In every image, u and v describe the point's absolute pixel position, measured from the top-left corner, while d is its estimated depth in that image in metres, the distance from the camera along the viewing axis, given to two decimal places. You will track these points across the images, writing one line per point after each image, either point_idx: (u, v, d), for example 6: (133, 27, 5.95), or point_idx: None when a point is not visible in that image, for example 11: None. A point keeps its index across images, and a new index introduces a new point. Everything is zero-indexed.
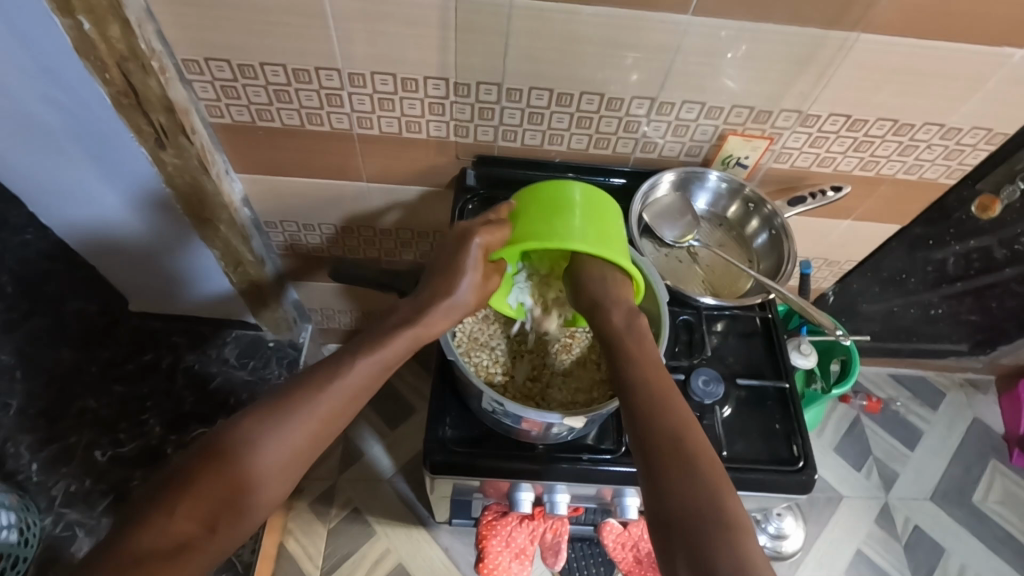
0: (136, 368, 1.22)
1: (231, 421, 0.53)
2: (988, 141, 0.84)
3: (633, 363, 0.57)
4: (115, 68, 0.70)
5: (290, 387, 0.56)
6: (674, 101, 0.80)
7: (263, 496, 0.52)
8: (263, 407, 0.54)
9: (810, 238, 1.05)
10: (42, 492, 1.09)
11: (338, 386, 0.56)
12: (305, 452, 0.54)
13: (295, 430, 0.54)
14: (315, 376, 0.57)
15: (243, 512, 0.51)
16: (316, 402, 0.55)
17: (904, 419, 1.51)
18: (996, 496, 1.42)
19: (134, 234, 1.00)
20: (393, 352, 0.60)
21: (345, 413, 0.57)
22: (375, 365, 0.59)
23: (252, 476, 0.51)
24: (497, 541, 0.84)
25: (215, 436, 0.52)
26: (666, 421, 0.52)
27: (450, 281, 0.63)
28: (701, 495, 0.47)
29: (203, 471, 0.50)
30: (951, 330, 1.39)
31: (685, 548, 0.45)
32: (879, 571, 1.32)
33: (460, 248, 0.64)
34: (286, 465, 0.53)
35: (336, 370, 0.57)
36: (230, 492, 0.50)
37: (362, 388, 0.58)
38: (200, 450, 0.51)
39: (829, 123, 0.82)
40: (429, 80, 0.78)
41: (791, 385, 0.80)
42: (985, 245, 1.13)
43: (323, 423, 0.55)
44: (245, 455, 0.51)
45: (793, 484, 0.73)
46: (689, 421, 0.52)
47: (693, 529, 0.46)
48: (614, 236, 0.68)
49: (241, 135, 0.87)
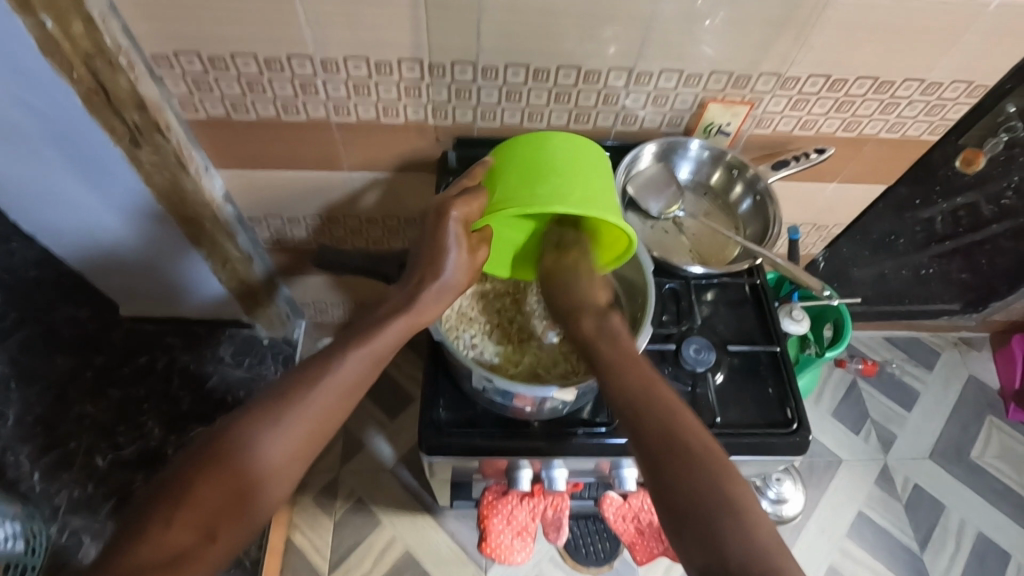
0: (131, 372, 1.21)
1: (222, 428, 0.52)
2: (969, 94, 0.84)
3: (613, 366, 0.59)
4: (83, 67, 0.70)
5: (280, 390, 0.55)
6: (652, 70, 0.79)
7: (260, 500, 0.51)
8: (253, 412, 0.53)
9: (796, 203, 1.05)
10: (45, 500, 1.09)
11: (330, 383, 0.56)
12: (301, 453, 0.54)
13: (289, 432, 0.53)
14: (304, 376, 0.56)
15: (242, 518, 0.50)
16: (307, 403, 0.54)
17: (900, 380, 1.52)
18: (993, 451, 1.44)
19: (116, 237, 0.99)
20: (382, 344, 0.59)
21: (339, 411, 0.56)
22: (363, 359, 0.58)
23: (248, 482, 0.50)
24: (498, 520, 0.86)
25: (205, 442, 0.51)
26: (654, 413, 0.54)
27: (436, 263, 0.63)
28: (703, 480, 0.49)
29: (196, 481, 0.48)
30: (943, 290, 1.40)
31: (698, 539, 0.46)
32: (880, 530, 1.34)
33: (435, 227, 0.63)
34: (281, 468, 0.52)
35: (326, 366, 0.56)
36: (226, 500, 0.49)
37: (352, 385, 0.57)
38: (190, 458, 0.50)
39: (809, 85, 0.82)
40: (403, 61, 0.77)
41: (782, 348, 0.80)
42: (972, 202, 1.13)
43: (317, 423, 0.55)
44: (237, 463, 0.50)
45: (788, 447, 0.74)
46: (680, 412, 0.54)
47: (700, 514, 0.47)
48: (597, 192, 0.66)
49: (217, 129, 0.86)
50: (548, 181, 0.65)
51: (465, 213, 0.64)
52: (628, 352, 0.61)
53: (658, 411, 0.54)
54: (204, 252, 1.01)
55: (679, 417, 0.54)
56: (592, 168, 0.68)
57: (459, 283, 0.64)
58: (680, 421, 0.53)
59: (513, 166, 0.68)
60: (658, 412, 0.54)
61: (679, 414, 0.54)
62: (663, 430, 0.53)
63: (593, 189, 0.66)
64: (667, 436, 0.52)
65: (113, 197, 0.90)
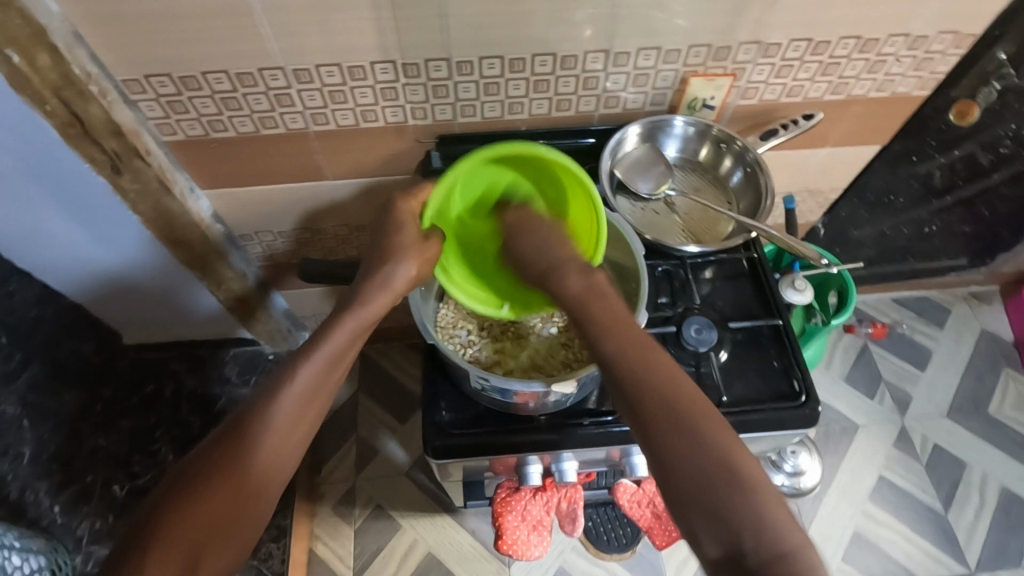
0: (139, 402, 1.22)
1: (187, 460, 0.52)
2: (956, 44, 0.82)
3: (607, 337, 0.56)
4: (53, 100, 0.70)
5: (238, 411, 0.54)
6: (629, 49, 0.77)
7: (242, 523, 0.51)
8: (218, 436, 0.53)
9: (790, 171, 1.04)
10: (68, 533, 1.08)
11: (285, 394, 0.55)
12: (274, 465, 0.53)
13: (257, 448, 0.52)
14: (261, 394, 0.55)
15: (226, 540, 0.50)
16: (268, 417, 0.53)
17: (911, 341, 1.50)
18: (1012, 404, 1.42)
19: (103, 264, 0.97)
20: (334, 346, 0.59)
21: (305, 419, 0.56)
22: (317, 365, 0.57)
23: (227, 506, 0.50)
24: (513, 516, 0.85)
25: (172, 479, 0.51)
26: (651, 385, 0.52)
27: (384, 259, 0.65)
28: (708, 457, 0.49)
29: (169, 513, 0.49)
30: (948, 245, 1.37)
31: (710, 526, 0.47)
32: (903, 494, 1.32)
33: (391, 216, 0.67)
34: (254, 488, 0.52)
35: (280, 379, 0.56)
36: (207, 527, 0.49)
37: (313, 391, 0.57)
38: (163, 492, 0.50)
39: (791, 50, 0.80)
40: (376, 65, 0.76)
41: (784, 320, 0.79)
42: (970, 152, 1.11)
43: (285, 436, 0.54)
44: (211, 489, 0.50)
45: (797, 419, 0.73)
46: (679, 380, 0.52)
47: (710, 496, 0.48)
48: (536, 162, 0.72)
49: (197, 151, 0.86)
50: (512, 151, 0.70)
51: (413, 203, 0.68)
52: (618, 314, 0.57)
53: (630, 356, 0.54)
54: (198, 275, 1.01)
55: (656, 362, 0.53)
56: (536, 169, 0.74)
57: (411, 273, 0.65)
58: (655, 362, 0.53)
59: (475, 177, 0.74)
60: (632, 361, 0.53)
61: (653, 358, 0.53)
62: (639, 376, 0.52)
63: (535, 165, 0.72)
64: (642, 381, 0.52)
65: (106, 232, 0.89)
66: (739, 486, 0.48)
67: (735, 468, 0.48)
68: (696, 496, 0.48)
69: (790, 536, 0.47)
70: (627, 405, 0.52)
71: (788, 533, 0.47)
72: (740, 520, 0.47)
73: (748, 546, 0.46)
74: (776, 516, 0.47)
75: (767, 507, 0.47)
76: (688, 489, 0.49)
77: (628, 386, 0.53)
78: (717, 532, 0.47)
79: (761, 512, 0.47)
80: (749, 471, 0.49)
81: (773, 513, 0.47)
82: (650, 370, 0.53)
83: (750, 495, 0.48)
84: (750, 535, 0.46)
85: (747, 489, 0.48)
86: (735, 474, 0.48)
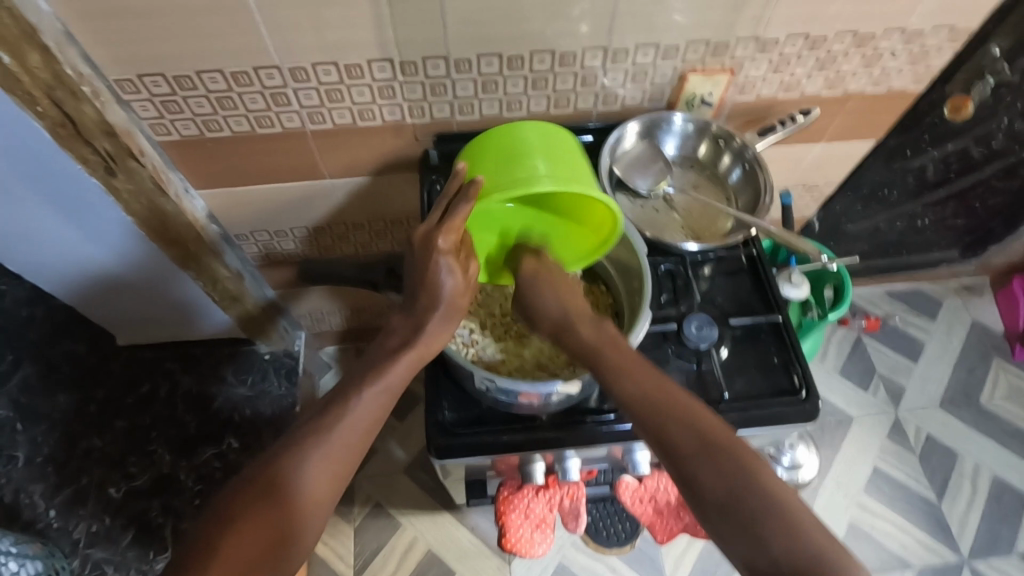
0: (135, 402, 1.19)
1: (250, 474, 0.53)
2: (952, 39, 0.82)
3: (625, 375, 0.60)
4: (45, 100, 0.68)
5: (295, 438, 0.55)
6: (628, 47, 0.77)
7: (295, 545, 0.51)
8: (276, 455, 0.54)
9: (786, 166, 1.04)
10: (64, 536, 1.06)
11: (348, 421, 0.56)
12: (331, 489, 0.54)
13: (316, 475, 0.53)
14: (319, 421, 0.56)
15: (276, 562, 0.50)
16: (328, 446, 0.54)
17: (904, 333, 1.52)
18: (1002, 394, 1.45)
19: (86, 260, 0.94)
20: (394, 377, 0.60)
21: (360, 448, 0.56)
22: (381, 394, 0.59)
23: (285, 527, 0.50)
24: (516, 515, 0.87)
25: (230, 496, 0.51)
26: (671, 413, 0.56)
27: (435, 289, 0.64)
28: (733, 473, 0.51)
29: (224, 534, 0.49)
30: (939, 238, 1.39)
31: (744, 540, 0.49)
32: (898, 484, 1.34)
33: (426, 256, 0.64)
34: (310, 510, 0.52)
35: (341, 405, 0.57)
36: (259, 554, 0.49)
37: (370, 422, 0.57)
38: (216, 516, 0.50)
39: (788, 46, 0.80)
40: (373, 62, 0.75)
41: (784, 316, 0.79)
42: (963, 147, 1.12)
43: (342, 464, 0.55)
44: (268, 512, 0.50)
45: (797, 414, 0.74)
46: (696, 410, 0.56)
47: (738, 510, 0.49)
48: (570, 172, 0.66)
49: (192, 150, 0.85)
50: (528, 165, 0.65)
51: (451, 238, 0.64)
52: (632, 356, 0.62)
53: (647, 392, 0.58)
54: (194, 275, 0.98)
55: (674, 396, 0.57)
56: (563, 153, 0.68)
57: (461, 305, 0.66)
58: (672, 398, 0.57)
59: (490, 158, 0.67)
60: (651, 395, 0.58)
61: (667, 392, 0.58)
62: (666, 417, 0.56)
63: (560, 166, 0.66)
64: (662, 422, 0.56)
65: (95, 229, 0.87)
66: (769, 503, 0.49)
67: (762, 486, 0.50)
68: (732, 516, 0.50)
69: (830, 546, 0.47)
70: (656, 443, 0.56)
71: (826, 544, 0.47)
72: (769, 533, 0.48)
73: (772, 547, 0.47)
74: (810, 525, 0.48)
75: (789, 505, 0.49)
76: (717, 508, 0.50)
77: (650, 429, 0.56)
78: (750, 544, 0.48)
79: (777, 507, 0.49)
80: (773, 482, 0.51)
81: (806, 524, 0.48)
82: (669, 406, 0.56)
83: (777, 508, 0.49)
84: (783, 540, 0.47)
85: (776, 506, 0.49)
86: (764, 490, 0.50)
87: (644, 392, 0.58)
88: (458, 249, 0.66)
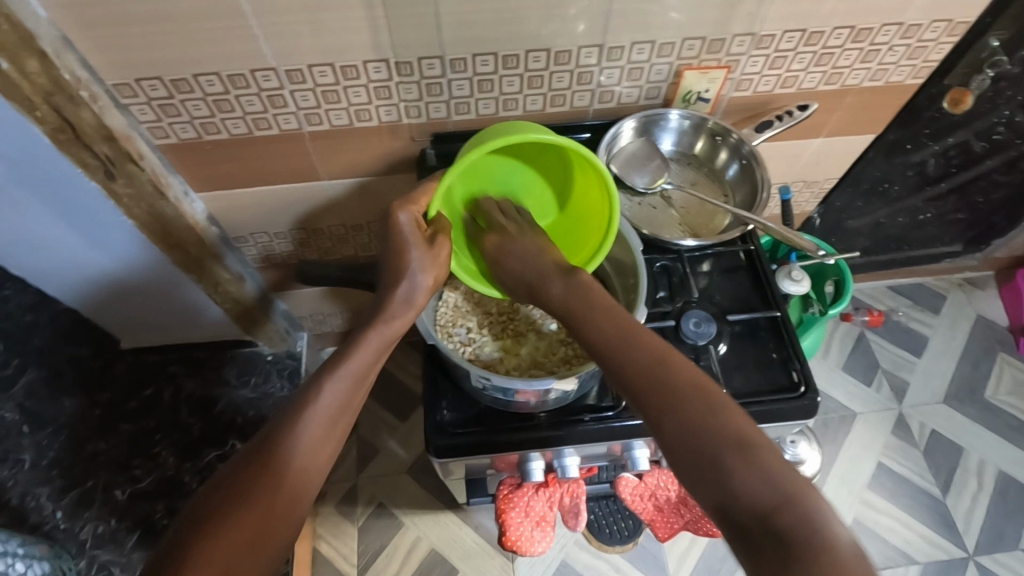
0: (138, 405, 1.21)
1: (218, 478, 0.52)
2: (950, 32, 0.82)
3: (599, 322, 0.59)
4: (44, 105, 0.68)
5: (267, 434, 0.54)
6: (623, 44, 0.77)
7: (273, 540, 0.51)
8: (246, 455, 0.53)
9: (784, 162, 1.04)
10: (70, 538, 1.07)
11: (315, 411, 0.56)
12: (305, 480, 0.54)
13: (289, 468, 0.53)
14: (287, 415, 0.56)
15: (257, 558, 0.50)
16: (297, 437, 0.54)
17: (907, 328, 1.51)
18: (1007, 388, 1.44)
19: (89, 265, 0.95)
20: (360, 362, 0.60)
21: (332, 436, 0.56)
22: (346, 382, 0.59)
23: (260, 523, 0.50)
24: (516, 513, 0.86)
25: (200, 503, 0.51)
26: (644, 360, 0.55)
27: (400, 267, 0.65)
28: (704, 425, 0.50)
29: (199, 539, 0.48)
30: (942, 232, 1.38)
31: (713, 491, 0.48)
32: (901, 480, 1.34)
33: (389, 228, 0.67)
34: (285, 503, 0.52)
35: (307, 397, 0.57)
36: (237, 551, 0.48)
37: (339, 409, 0.57)
38: (193, 518, 0.50)
39: (785, 41, 0.80)
40: (368, 63, 0.76)
41: (782, 312, 0.79)
42: (964, 140, 1.11)
43: (314, 453, 0.55)
44: (243, 511, 0.50)
45: (796, 410, 0.74)
46: (669, 357, 0.55)
47: (706, 458, 0.49)
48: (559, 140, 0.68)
49: (191, 153, 0.86)
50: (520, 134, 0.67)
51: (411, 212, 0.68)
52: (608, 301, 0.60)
53: (621, 338, 0.57)
54: (194, 278, 0.99)
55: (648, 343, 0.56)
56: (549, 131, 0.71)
57: (429, 283, 0.66)
58: (695, 389, 0.52)
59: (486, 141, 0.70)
60: (622, 342, 0.56)
61: (642, 338, 0.56)
62: (638, 365, 0.55)
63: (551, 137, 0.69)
64: (677, 410, 0.52)
65: (99, 234, 0.88)
66: (739, 453, 0.49)
67: (735, 435, 0.50)
68: (701, 464, 0.49)
69: (799, 493, 0.46)
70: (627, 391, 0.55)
71: (795, 491, 0.46)
72: (737, 479, 0.48)
73: (797, 557, 0.43)
74: (778, 471, 0.47)
75: (761, 453, 0.49)
76: (685, 456, 0.50)
77: (656, 412, 0.52)
78: (718, 493, 0.48)
79: (800, 515, 0.45)
80: (746, 429, 0.50)
81: (774, 469, 0.48)
82: (688, 395, 0.52)
83: (749, 457, 0.48)
84: (751, 490, 0.47)
85: (747, 452, 0.49)
86: (733, 437, 0.49)
87: (618, 341, 0.56)
88: (422, 228, 0.68)
